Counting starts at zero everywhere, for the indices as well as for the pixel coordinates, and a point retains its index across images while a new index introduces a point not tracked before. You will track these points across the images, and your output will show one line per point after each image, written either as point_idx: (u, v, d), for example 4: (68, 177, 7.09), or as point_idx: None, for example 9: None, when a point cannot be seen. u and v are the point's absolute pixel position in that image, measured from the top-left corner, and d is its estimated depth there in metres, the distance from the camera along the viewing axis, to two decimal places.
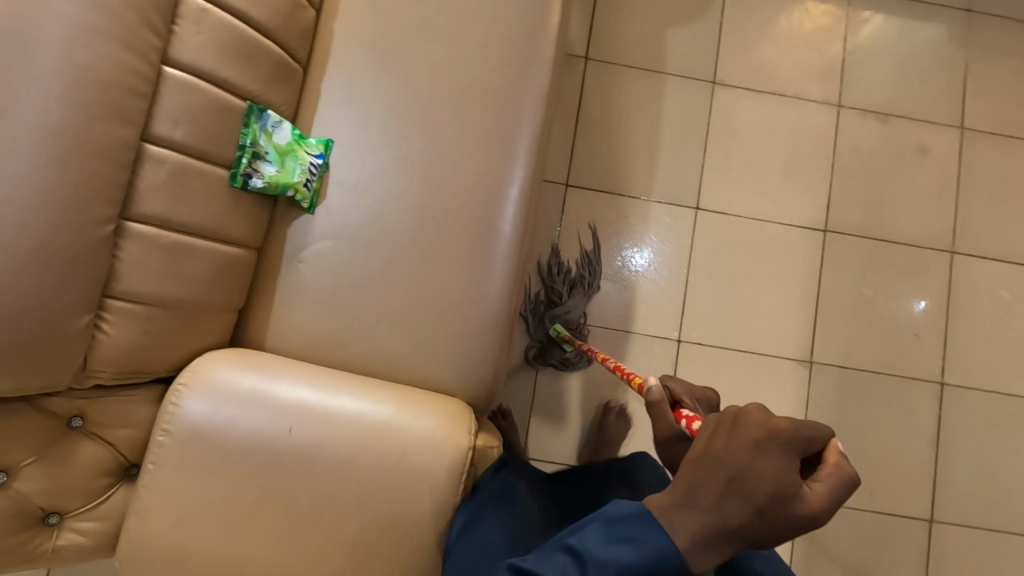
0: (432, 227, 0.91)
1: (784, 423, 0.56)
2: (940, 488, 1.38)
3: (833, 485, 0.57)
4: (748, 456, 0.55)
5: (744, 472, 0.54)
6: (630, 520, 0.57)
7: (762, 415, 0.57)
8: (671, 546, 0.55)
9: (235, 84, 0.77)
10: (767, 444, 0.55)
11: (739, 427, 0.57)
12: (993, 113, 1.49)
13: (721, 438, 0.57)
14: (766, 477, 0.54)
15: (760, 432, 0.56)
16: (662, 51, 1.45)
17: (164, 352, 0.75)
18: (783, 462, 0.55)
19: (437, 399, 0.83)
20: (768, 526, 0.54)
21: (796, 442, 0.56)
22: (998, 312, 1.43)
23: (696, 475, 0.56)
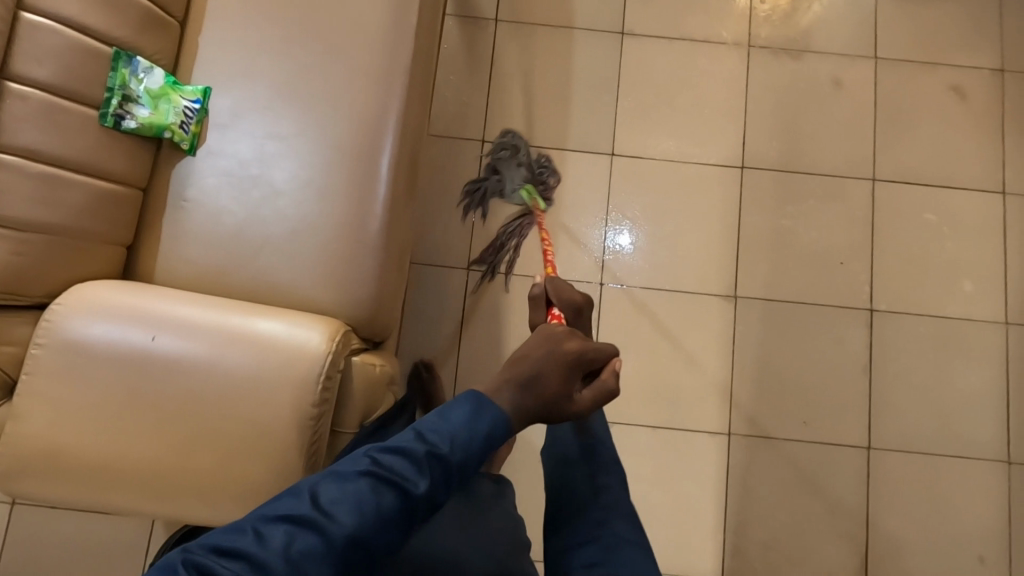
0: (312, 162, 0.96)
1: (575, 344, 0.81)
2: (874, 414, 1.38)
3: (596, 394, 0.82)
4: (545, 360, 0.78)
5: (538, 374, 0.77)
6: (473, 402, 0.73)
7: (564, 338, 0.82)
8: (500, 419, 0.73)
9: (99, 30, 0.84)
10: (557, 356, 0.79)
11: (547, 342, 0.81)
12: (907, 41, 1.50)
13: (537, 350, 0.79)
14: (550, 376, 0.77)
15: (557, 347, 0.80)
16: (570, 7, 1.50)
17: (42, 278, 0.80)
18: (565, 370, 0.79)
19: (317, 317, 0.89)
20: (549, 414, 0.77)
21: (578, 358, 0.81)
22: (923, 236, 1.44)
23: (510, 371, 0.77)
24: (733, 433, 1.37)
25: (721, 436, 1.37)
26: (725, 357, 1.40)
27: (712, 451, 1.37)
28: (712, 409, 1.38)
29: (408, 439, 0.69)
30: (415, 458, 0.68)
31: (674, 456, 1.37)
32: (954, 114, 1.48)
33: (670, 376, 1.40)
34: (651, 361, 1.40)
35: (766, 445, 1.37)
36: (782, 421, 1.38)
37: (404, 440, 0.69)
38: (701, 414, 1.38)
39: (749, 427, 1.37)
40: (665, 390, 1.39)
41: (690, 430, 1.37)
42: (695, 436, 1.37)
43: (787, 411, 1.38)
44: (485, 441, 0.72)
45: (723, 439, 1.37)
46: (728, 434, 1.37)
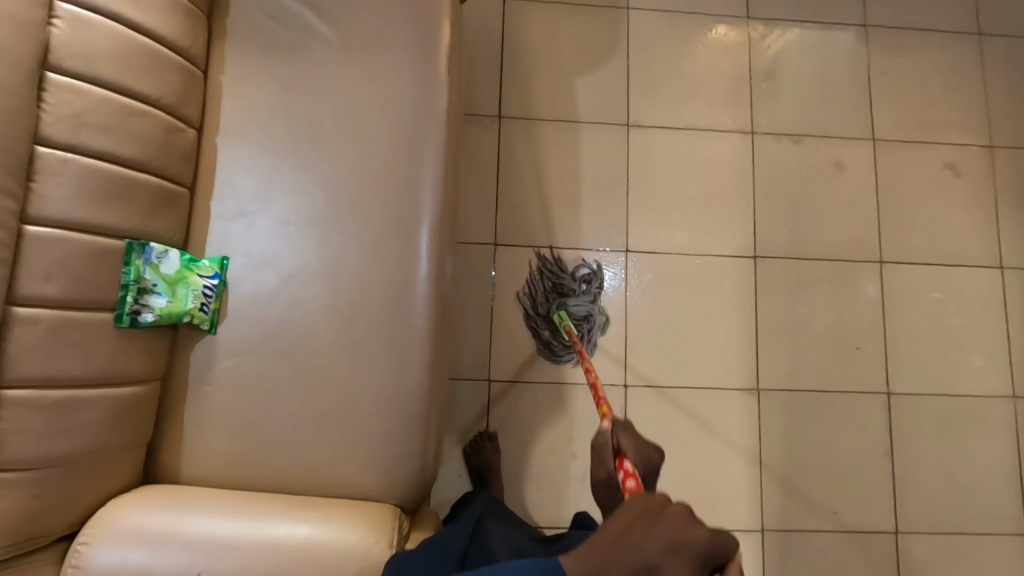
0: (341, 326, 0.90)
1: (700, 535, 0.66)
2: (900, 497, 1.40)
3: None
4: (661, 550, 0.65)
5: (653, 564, 0.64)
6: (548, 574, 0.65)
7: (685, 523, 0.67)
8: None
9: (108, 226, 0.78)
10: (676, 547, 0.65)
11: (660, 525, 0.67)
12: (902, 121, 1.53)
13: (641, 528, 0.67)
14: (666, 573, 0.64)
15: (677, 534, 0.66)
16: (575, 100, 1.48)
17: (62, 509, 0.75)
18: (685, 564, 0.64)
19: (362, 508, 0.84)
20: None
21: (705, 556, 0.66)
22: (933, 315, 1.46)
23: (609, 556, 0.65)
24: (765, 528, 1.37)
25: (755, 532, 1.37)
26: (753, 449, 1.40)
27: (746, 549, 1.36)
28: (743, 505, 1.38)
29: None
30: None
31: None
32: (952, 191, 1.51)
33: (700, 475, 1.38)
34: (680, 461, 1.38)
35: (797, 538, 1.37)
36: (811, 512, 1.38)
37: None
38: (732, 511, 1.37)
39: (781, 521, 1.38)
40: (697, 490, 1.38)
41: (725, 529, 1.37)
42: (731, 535, 1.37)
43: (817, 502, 1.39)
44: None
45: (757, 535, 1.37)
46: (761, 530, 1.37)
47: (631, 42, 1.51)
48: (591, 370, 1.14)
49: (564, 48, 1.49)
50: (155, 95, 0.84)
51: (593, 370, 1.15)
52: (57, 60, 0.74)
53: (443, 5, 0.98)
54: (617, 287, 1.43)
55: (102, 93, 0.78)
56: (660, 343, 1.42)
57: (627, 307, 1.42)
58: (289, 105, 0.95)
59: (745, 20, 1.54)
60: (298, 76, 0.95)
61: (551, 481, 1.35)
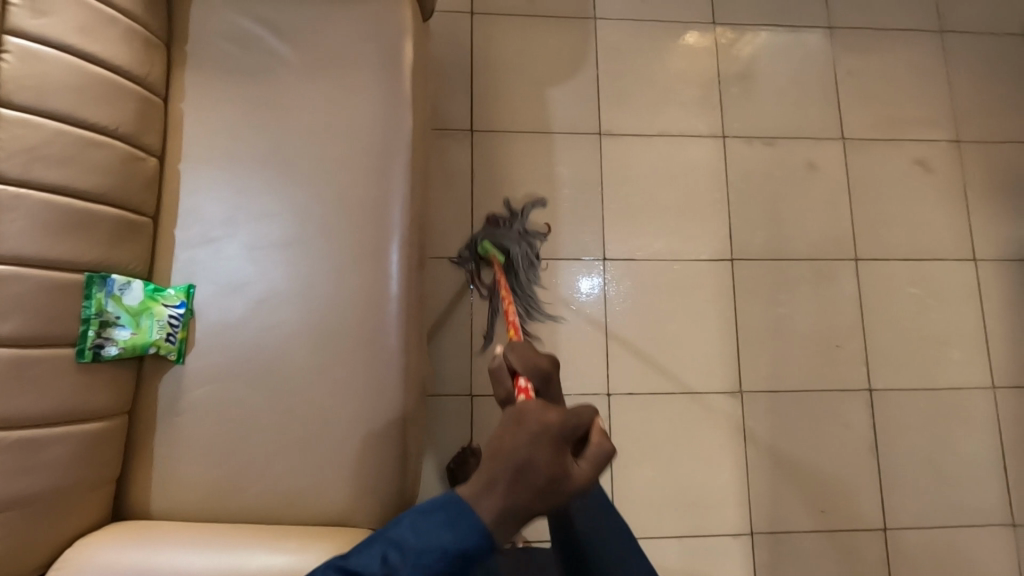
0: (311, 350, 0.89)
1: (557, 415, 0.61)
2: (887, 494, 1.40)
3: (595, 460, 0.64)
4: (524, 446, 0.58)
5: (523, 463, 0.57)
6: (447, 508, 0.57)
7: (541, 408, 0.61)
8: (479, 528, 0.55)
9: (66, 260, 0.77)
10: (541, 437, 0.59)
11: (524, 422, 0.60)
12: (871, 120, 1.55)
13: (508, 433, 0.60)
14: (540, 465, 0.58)
15: (538, 422, 0.59)
16: (547, 112, 1.48)
17: (27, 552, 0.72)
18: (555, 449, 0.59)
19: (339, 535, 0.83)
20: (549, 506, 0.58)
21: (566, 433, 0.60)
22: (910, 310, 1.48)
23: (487, 465, 0.58)
24: (755, 531, 1.37)
25: (745, 535, 1.37)
26: (739, 452, 1.39)
27: (737, 552, 1.36)
28: (731, 509, 1.37)
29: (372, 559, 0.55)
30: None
31: (700, 563, 1.35)
32: (923, 187, 1.53)
33: (689, 481, 1.38)
34: (668, 467, 1.38)
35: (787, 539, 1.37)
36: (800, 513, 1.38)
37: (367, 557, 0.56)
38: (721, 515, 1.37)
39: (770, 523, 1.37)
40: (686, 496, 1.37)
41: (715, 534, 1.36)
42: (721, 539, 1.36)
43: (805, 502, 1.39)
44: (463, 564, 0.54)
45: (747, 539, 1.37)
46: (751, 533, 1.37)
47: (600, 51, 1.52)
48: (506, 307, 1.05)
49: (534, 60, 1.50)
50: (112, 125, 0.83)
51: (508, 302, 1.06)
52: (9, 94, 0.73)
53: (405, 24, 0.98)
54: (595, 297, 1.43)
55: (56, 126, 0.77)
56: (640, 348, 1.42)
57: (606, 315, 1.42)
58: (253, 130, 0.94)
59: (712, 26, 1.56)
60: (261, 100, 0.95)
61: None
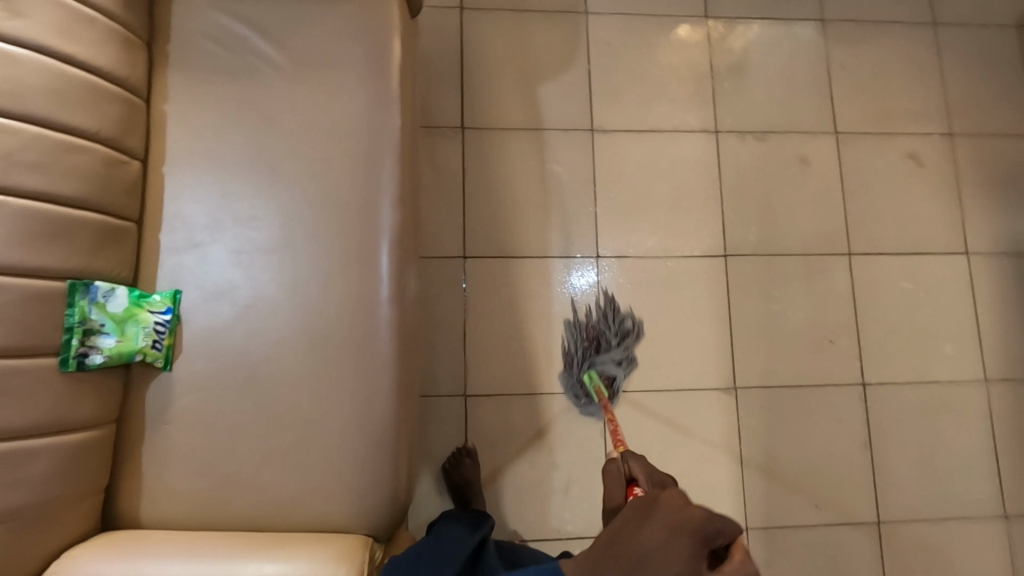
0: (300, 355, 0.88)
1: (700, 513, 0.68)
2: (881, 488, 1.41)
3: (740, 575, 0.67)
4: (660, 538, 0.66)
5: (647, 554, 0.65)
6: (550, 572, 0.69)
7: (682, 504, 0.70)
8: None
9: (48, 268, 0.75)
10: (677, 530, 0.66)
11: (652, 517, 0.68)
12: (864, 114, 1.55)
13: (647, 528, 0.67)
14: (671, 554, 0.65)
15: (672, 519, 0.68)
16: (539, 108, 1.47)
17: (12, 565, 0.71)
18: (692, 544, 0.65)
19: (330, 541, 0.82)
20: None
21: (705, 534, 0.67)
22: (903, 304, 1.48)
23: (603, 558, 0.67)
24: (750, 527, 1.37)
25: None
26: (734, 449, 1.40)
27: None
28: (726, 506, 1.38)
29: None
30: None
31: None
32: (916, 180, 1.53)
33: (684, 478, 1.38)
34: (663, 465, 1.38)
35: (782, 534, 1.38)
36: (795, 508, 1.39)
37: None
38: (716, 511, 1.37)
39: (765, 518, 1.38)
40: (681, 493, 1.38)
41: None
42: None
43: (799, 497, 1.39)
44: None
45: (742, 535, 1.37)
46: (746, 529, 1.37)
47: (592, 46, 1.50)
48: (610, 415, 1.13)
49: (526, 56, 1.48)
50: (92, 129, 0.81)
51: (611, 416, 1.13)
52: None
53: (391, 21, 0.97)
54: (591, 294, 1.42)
55: (34, 130, 0.75)
56: (635, 345, 1.41)
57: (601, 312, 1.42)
58: (238, 131, 0.92)
59: (705, 20, 1.55)
60: (245, 101, 0.93)
61: (535, 496, 1.34)
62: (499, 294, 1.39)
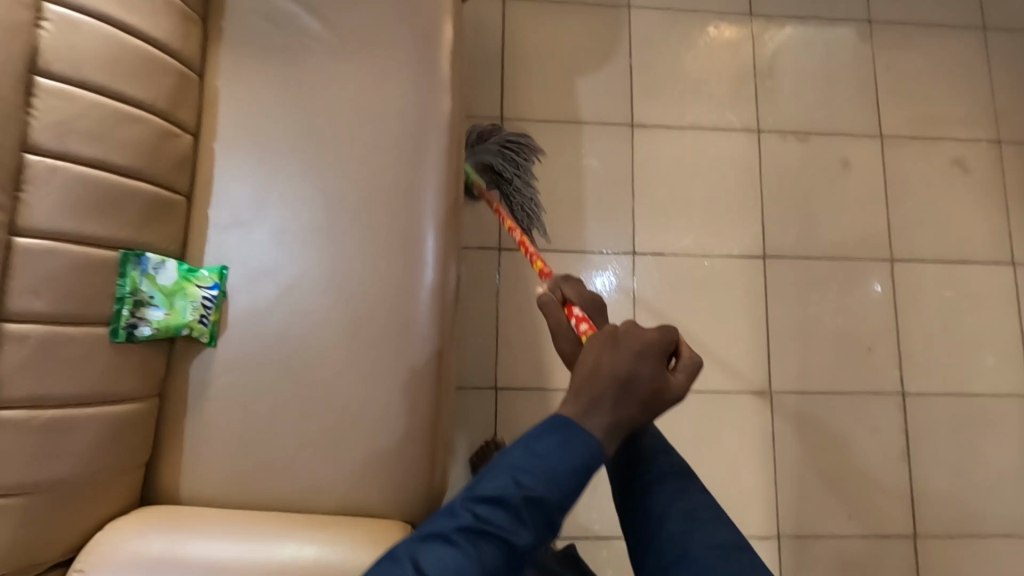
0: (342, 337, 0.87)
1: (653, 333, 0.65)
2: (918, 500, 1.37)
3: (688, 371, 0.67)
4: (628, 362, 0.63)
5: (628, 376, 0.62)
6: (557, 431, 0.61)
7: (637, 330, 0.65)
8: (593, 442, 0.60)
9: (101, 237, 0.75)
10: (643, 351, 0.64)
11: (621, 342, 0.64)
12: (909, 118, 1.51)
13: (606, 353, 0.64)
14: (644, 376, 0.63)
15: (638, 342, 0.64)
16: (578, 101, 1.45)
17: (58, 537, 0.70)
18: (657, 362, 0.64)
19: (370, 525, 0.81)
20: (651, 414, 0.64)
21: (662, 349, 0.65)
22: (945, 313, 1.44)
23: (589, 386, 0.62)
24: (781, 534, 1.34)
25: (770, 539, 1.34)
26: (767, 454, 1.37)
27: (762, 556, 1.33)
28: (758, 511, 1.34)
29: (495, 484, 0.59)
30: (514, 506, 0.57)
31: None
32: (961, 187, 1.50)
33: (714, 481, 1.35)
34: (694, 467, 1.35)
35: (814, 544, 1.34)
36: (828, 517, 1.35)
37: (500, 482, 0.59)
38: (748, 517, 1.34)
39: (797, 527, 1.34)
40: (712, 496, 1.35)
41: (740, 535, 1.33)
42: (746, 541, 1.33)
43: (833, 506, 1.36)
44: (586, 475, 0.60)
45: (773, 542, 1.34)
46: (777, 536, 1.34)
47: (633, 40, 1.48)
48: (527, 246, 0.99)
49: (566, 48, 1.46)
50: (147, 100, 0.81)
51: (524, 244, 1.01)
52: (46, 65, 0.71)
53: (444, 5, 0.96)
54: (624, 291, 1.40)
55: (93, 98, 0.74)
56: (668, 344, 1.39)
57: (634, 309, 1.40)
58: (288, 109, 0.92)
59: (748, 17, 1.52)
60: (296, 79, 0.92)
61: None
62: (532, 286, 1.38)
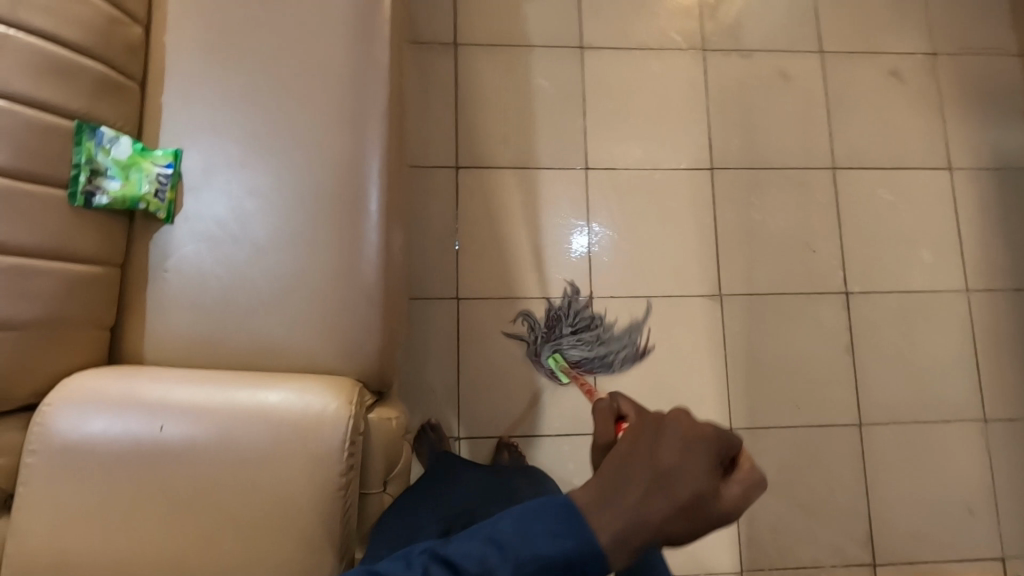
0: (292, 210, 0.93)
1: (708, 427, 0.49)
2: (862, 391, 1.45)
3: (750, 488, 0.50)
4: (666, 461, 0.48)
5: (661, 477, 0.48)
6: (560, 513, 0.48)
7: (688, 422, 0.50)
8: (594, 544, 0.46)
9: (56, 105, 0.81)
10: (687, 447, 0.48)
11: (661, 428, 0.50)
12: (847, 33, 1.58)
13: (639, 445, 0.49)
14: (680, 483, 0.47)
15: (683, 437, 0.49)
16: (527, 25, 1.51)
17: (27, 373, 0.78)
18: (702, 468, 0.48)
19: (322, 378, 0.86)
20: (683, 527, 0.48)
21: (718, 452, 0.49)
22: (885, 215, 1.51)
23: (610, 481, 0.49)
24: (733, 427, 1.42)
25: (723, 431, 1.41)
26: (718, 351, 1.44)
27: None
28: (711, 406, 1.42)
29: (468, 553, 0.47)
30: None
31: None
32: (898, 97, 1.56)
33: (669, 379, 1.42)
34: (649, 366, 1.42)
35: (764, 434, 1.42)
36: (777, 409, 1.43)
37: (467, 548, 0.48)
38: (701, 411, 1.41)
39: (748, 419, 1.42)
40: (666, 393, 1.42)
41: None
42: None
43: (781, 398, 1.43)
44: None
45: None
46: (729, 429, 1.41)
47: None
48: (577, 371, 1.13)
49: None
50: None
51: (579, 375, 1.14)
52: None
53: None
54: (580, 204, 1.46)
55: None
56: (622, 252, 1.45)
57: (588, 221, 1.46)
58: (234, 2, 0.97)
59: None
60: None
61: (525, 394, 1.38)
62: (489, 201, 1.44)
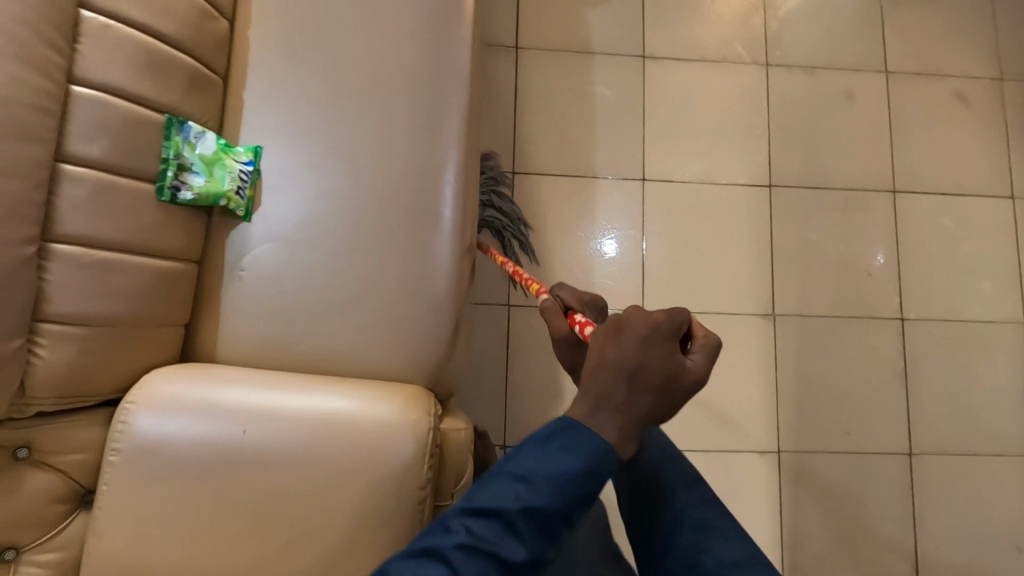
0: (367, 211, 0.92)
1: (660, 314, 0.57)
2: (913, 419, 1.42)
3: (708, 351, 0.58)
4: (636, 352, 0.55)
5: (639, 366, 0.54)
6: (563, 433, 0.55)
7: (644, 314, 0.56)
8: (602, 442, 0.54)
9: (147, 98, 0.83)
10: (651, 337, 0.55)
11: (625, 328, 0.56)
12: (913, 55, 1.55)
13: (608, 343, 0.56)
14: (654, 365, 0.55)
15: (644, 327, 0.55)
16: (590, 32, 1.49)
17: (110, 366, 0.80)
18: (667, 348, 0.55)
19: (395, 390, 0.82)
20: (670, 401, 0.56)
21: (674, 329, 0.57)
22: (945, 242, 1.49)
23: (596, 381, 0.55)
24: (781, 450, 1.40)
25: (771, 453, 1.39)
26: (769, 371, 1.41)
27: (762, 469, 1.39)
28: (760, 427, 1.40)
29: (501, 494, 0.54)
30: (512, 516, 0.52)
31: (724, 479, 1.38)
32: (963, 122, 1.53)
33: (717, 397, 1.40)
34: None
35: (811, 459, 1.40)
36: (826, 433, 1.41)
37: (497, 490, 0.54)
38: (748, 432, 1.39)
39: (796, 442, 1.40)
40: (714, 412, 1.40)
41: (741, 449, 1.39)
42: (747, 455, 1.39)
43: (830, 423, 1.41)
44: (592, 483, 0.54)
45: (773, 457, 1.39)
46: (777, 451, 1.39)
47: None
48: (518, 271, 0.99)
49: None
50: None
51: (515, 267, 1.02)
52: None
53: None
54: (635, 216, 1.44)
55: None
56: (676, 266, 1.43)
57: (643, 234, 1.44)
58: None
59: None
60: None
61: None
62: (544, 208, 1.42)
